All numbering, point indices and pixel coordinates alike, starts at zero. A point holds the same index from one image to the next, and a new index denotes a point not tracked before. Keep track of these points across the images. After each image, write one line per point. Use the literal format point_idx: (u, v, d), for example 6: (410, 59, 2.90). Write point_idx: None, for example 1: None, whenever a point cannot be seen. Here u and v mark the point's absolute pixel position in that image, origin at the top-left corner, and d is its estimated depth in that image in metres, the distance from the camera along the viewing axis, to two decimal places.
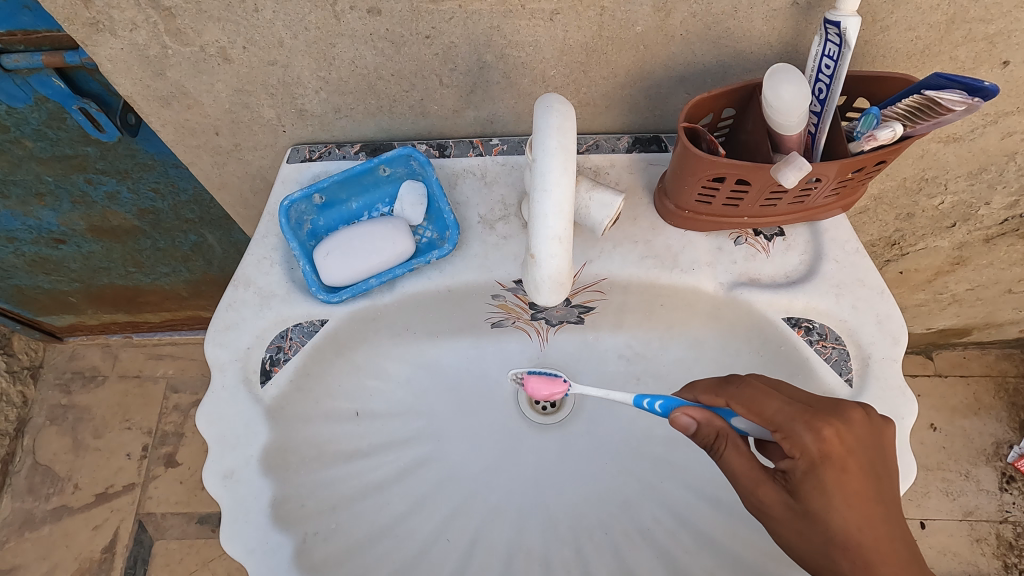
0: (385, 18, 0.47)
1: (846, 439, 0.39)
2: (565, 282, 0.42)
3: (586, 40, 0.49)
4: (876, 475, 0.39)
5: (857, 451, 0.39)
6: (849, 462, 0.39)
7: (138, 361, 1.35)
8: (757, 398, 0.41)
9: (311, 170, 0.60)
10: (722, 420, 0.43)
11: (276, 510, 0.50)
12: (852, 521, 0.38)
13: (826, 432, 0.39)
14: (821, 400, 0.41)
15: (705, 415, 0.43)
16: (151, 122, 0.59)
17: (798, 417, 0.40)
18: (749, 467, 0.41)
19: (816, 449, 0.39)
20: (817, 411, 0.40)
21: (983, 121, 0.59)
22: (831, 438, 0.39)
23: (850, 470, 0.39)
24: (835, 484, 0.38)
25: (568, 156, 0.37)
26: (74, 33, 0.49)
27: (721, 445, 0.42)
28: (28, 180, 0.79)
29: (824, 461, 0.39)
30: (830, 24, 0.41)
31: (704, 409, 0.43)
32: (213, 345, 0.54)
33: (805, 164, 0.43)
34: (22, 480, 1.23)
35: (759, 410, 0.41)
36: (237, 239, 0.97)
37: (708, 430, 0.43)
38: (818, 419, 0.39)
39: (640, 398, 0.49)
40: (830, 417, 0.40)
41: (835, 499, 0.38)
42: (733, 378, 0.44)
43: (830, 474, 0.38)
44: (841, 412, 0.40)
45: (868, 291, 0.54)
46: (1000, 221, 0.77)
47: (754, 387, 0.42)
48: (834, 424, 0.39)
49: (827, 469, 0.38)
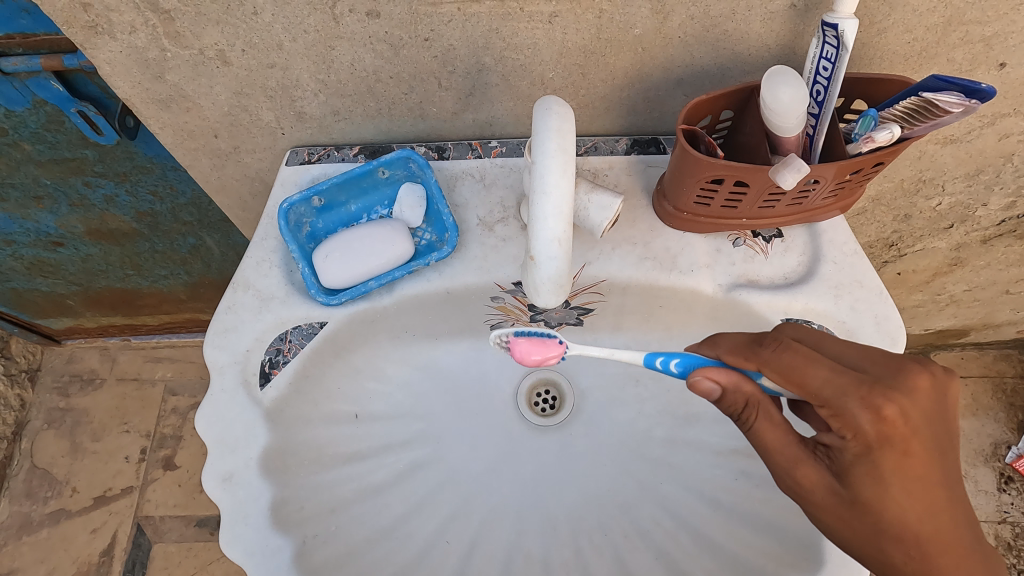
0: (383, 21, 0.47)
1: (910, 417, 0.37)
2: (565, 283, 0.42)
3: (584, 43, 0.49)
4: (940, 452, 0.38)
5: (922, 430, 0.37)
6: (911, 446, 0.37)
7: (136, 364, 1.34)
8: (800, 369, 0.38)
9: (310, 173, 0.60)
10: (751, 385, 0.41)
11: (276, 512, 0.50)
12: (912, 511, 0.37)
13: (887, 412, 0.36)
14: (878, 365, 0.38)
15: (732, 380, 0.41)
16: (150, 125, 0.59)
17: (852, 393, 0.37)
18: (784, 444, 0.40)
19: (874, 431, 0.37)
20: (875, 386, 0.37)
21: (980, 123, 0.59)
22: (893, 419, 0.36)
23: (913, 453, 0.37)
24: (895, 469, 0.37)
25: (566, 158, 0.37)
26: (73, 36, 0.49)
27: (751, 413, 0.41)
28: (26, 183, 0.79)
29: (883, 444, 0.36)
30: (828, 26, 0.41)
31: (733, 372, 0.41)
32: (212, 348, 0.54)
33: (803, 166, 0.43)
34: (20, 483, 1.23)
35: (802, 381, 0.38)
36: (236, 241, 0.97)
37: (735, 397, 0.41)
38: (877, 397, 0.37)
39: (653, 357, 0.46)
40: (890, 392, 0.37)
41: (894, 488, 0.37)
42: (765, 339, 0.42)
43: (889, 459, 0.37)
44: (904, 383, 0.37)
45: (867, 291, 0.54)
46: (997, 222, 0.78)
47: (796, 354, 0.39)
48: (896, 400, 0.37)
49: (886, 453, 0.36)
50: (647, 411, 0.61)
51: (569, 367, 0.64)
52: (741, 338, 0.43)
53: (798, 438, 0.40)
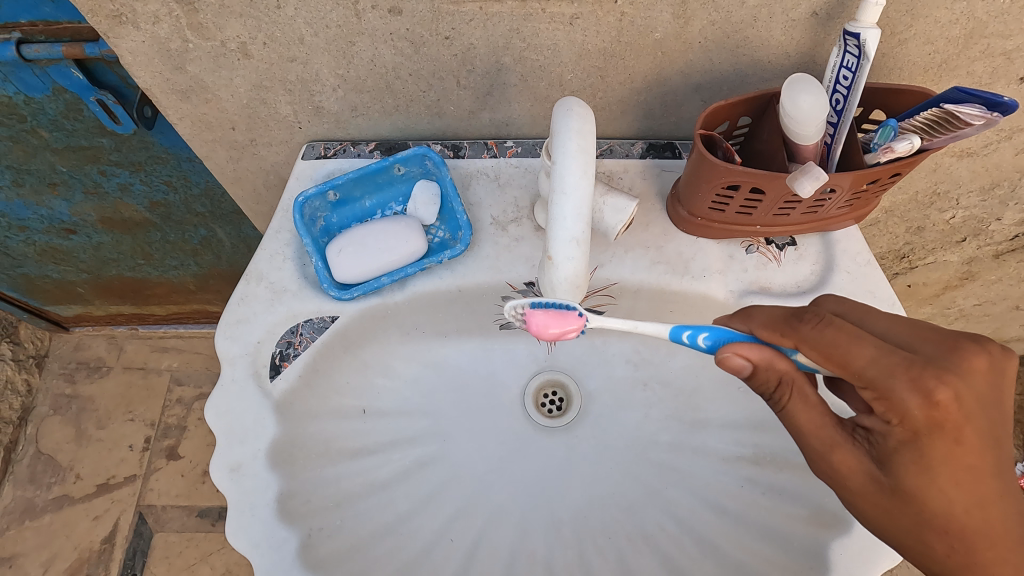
0: (405, 18, 0.47)
1: (965, 403, 0.35)
2: (582, 283, 0.42)
3: (604, 45, 0.50)
4: (995, 440, 0.36)
5: (976, 417, 0.36)
6: (964, 433, 0.35)
7: (143, 353, 1.35)
8: (843, 347, 0.37)
9: (326, 167, 0.60)
10: (785, 361, 0.39)
11: (283, 504, 0.50)
12: (959, 502, 0.36)
13: (940, 396, 0.35)
14: (930, 346, 0.37)
15: (765, 358, 0.40)
16: (169, 115, 0.59)
17: (900, 374, 0.36)
18: (817, 431, 0.39)
19: (924, 417, 0.35)
20: (928, 367, 0.36)
21: (997, 137, 0.59)
22: (946, 403, 0.35)
23: (965, 441, 0.36)
24: (945, 457, 0.36)
25: (587, 159, 0.38)
26: (97, 25, 0.49)
27: (784, 394, 0.40)
28: (42, 170, 0.79)
29: (933, 430, 0.35)
30: (850, 35, 0.41)
31: (766, 349, 0.40)
32: (224, 338, 0.55)
33: (821, 174, 0.43)
34: (24, 468, 1.24)
35: (845, 360, 0.37)
36: (246, 234, 0.97)
37: (768, 374, 0.40)
38: (929, 379, 0.35)
39: (678, 330, 0.44)
40: (944, 374, 0.35)
41: (942, 477, 0.36)
42: (805, 315, 0.40)
43: (939, 447, 0.35)
44: (959, 366, 0.36)
45: (879, 302, 0.54)
46: (1010, 237, 0.77)
47: (840, 332, 0.38)
48: (950, 383, 0.35)
49: (937, 440, 0.35)
50: (654, 415, 0.61)
51: (577, 368, 0.64)
52: (777, 313, 0.42)
53: (836, 423, 0.39)
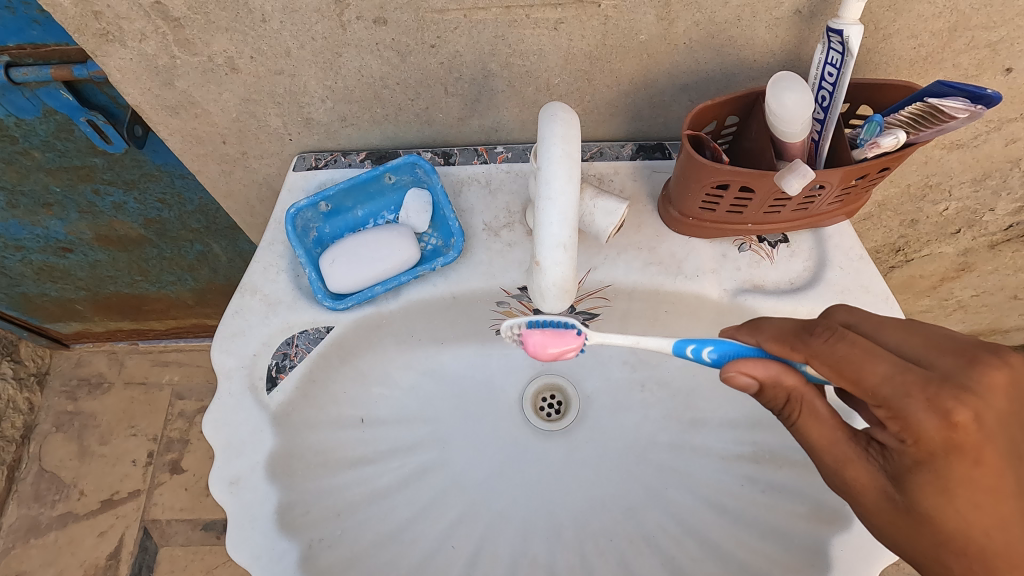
0: (391, 28, 0.47)
1: (985, 422, 0.35)
2: (570, 288, 0.42)
3: (589, 49, 0.50)
4: (1017, 458, 0.35)
5: (997, 436, 0.35)
6: (984, 454, 0.35)
7: (143, 368, 1.35)
8: (857, 363, 0.37)
9: (317, 178, 0.60)
10: (792, 378, 0.40)
11: (282, 516, 0.50)
12: (978, 523, 0.35)
13: (959, 417, 0.34)
14: (947, 360, 0.37)
15: (771, 374, 0.40)
16: (160, 131, 0.59)
17: (915, 394, 0.35)
18: (829, 442, 0.40)
19: (941, 438, 0.35)
20: (945, 386, 0.35)
21: (986, 128, 0.59)
22: (966, 424, 0.34)
23: (985, 461, 0.35)
24: (964, 477, 0.35)
25: (571, 163, 0.38)
26: (84, 44, 0.49)
27: (793, 411, 0.41)
28: (36, 190, 0.80)
29: (950, 452, 0.35)
30: (833, 32, 0.41)
31: (772, 366, 0.40)
32: (219, 353, 0.55)
33: (808, 171, 0.43)
34: (27, 486, 1.23)
35: (857, 377, 0.37)
36: (242, 248, 0.97)
37: (776, 393, 0.41)
38: (946, 398, 0.35)
39: (683, 344, 0.46)
40: (962, 393, 0.35)
41: (960, 498, 0.35)
42: (816, 328, 0.40)
43: (957, 467, 0.35)
44: (977, 384, 0.35)
45: (874, 297, 0.54)
46: (1004, 227, 0.77)
47: (852, 347, 0.38)
48: (969, 403, 0.35)
49: (957, 461, 0.35)
50: (652, 416, 0.61)
51: (574, 371, 0.64)
52: (787, 327, 0.42)
53: (847, 435, 0.39)
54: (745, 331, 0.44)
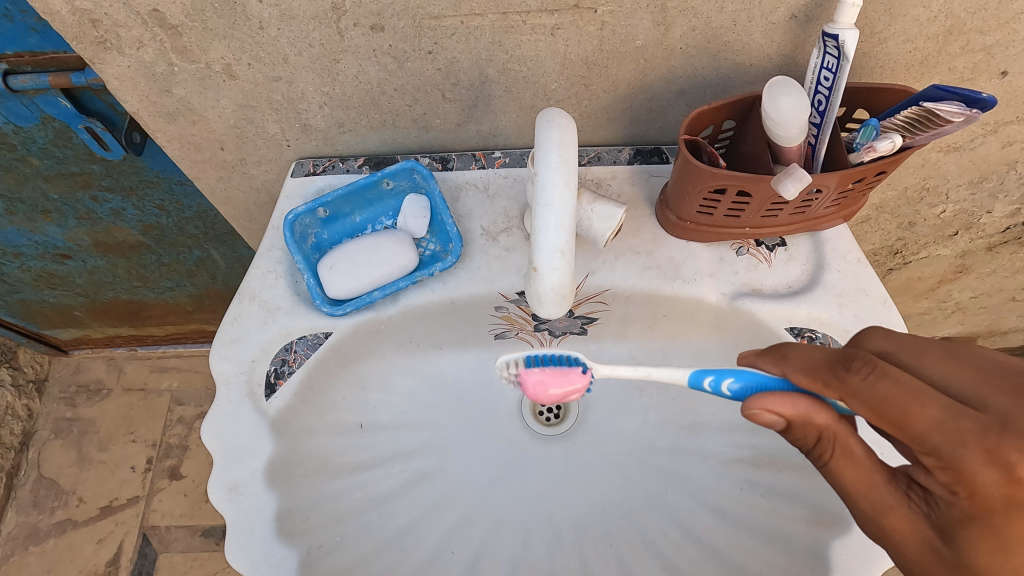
0: (388, 34, 0.47)
1: None
2: (568, 294, 0.42)
3: (586, 54, 0.50)
4: None
5: None
6: None
7: (142, 374, 1.35)
8: (905, 407, 0.34)
9: (315, 184, 0.61)
10: (823, 416, 0.38)
11: (281, 523, 0.50)
12: None
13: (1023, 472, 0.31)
14: (1003, 400, 0.33)
15: (800, 412, 0.38)
16: (157, 138, 0.59)
17: (972, 444, 0.32)
18: (864, 484, 0.38)
19: (1000, 493, 0.32)
20: (1006, 435, 0.32)
21: (983, 131, 0.59)
22: None
23: None
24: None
25: (569, 169, 0.38)
26: (82, 52, 0.49)
27: (825, 450, 0.38)
28: (34, 198, 0.80)
29: (1009, 508, 0.32)
30: (828, 36, 0.41)
31: (801, 402, 0.38)
32: (218, 359, 0.55)
33: (805, 175, 0.43)
34: (26, 493, 1.23)
35: (904, 424, 0.34)
36: (241, 253, 0.97)
37: (807, 431, 0.38)
38: (1009, 450, 0.32)
39: (701, 376, 0.45)
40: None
41: (1018, 558, 0.32)
42: (853, 360, 0.36)
43: (1016, 524, 0.32)
44: None
45: (871, 300, 0.54)
46: (1001, 229, 0.77)
47: (897, 387, 0.34)
48: None
49: (1016, 518, 0.32)
50: (652, 420, 0.61)
51: None
52: (816, 358, 0.38)
53: (884, 477, 0.38)
54: (769, 361, 0.42)
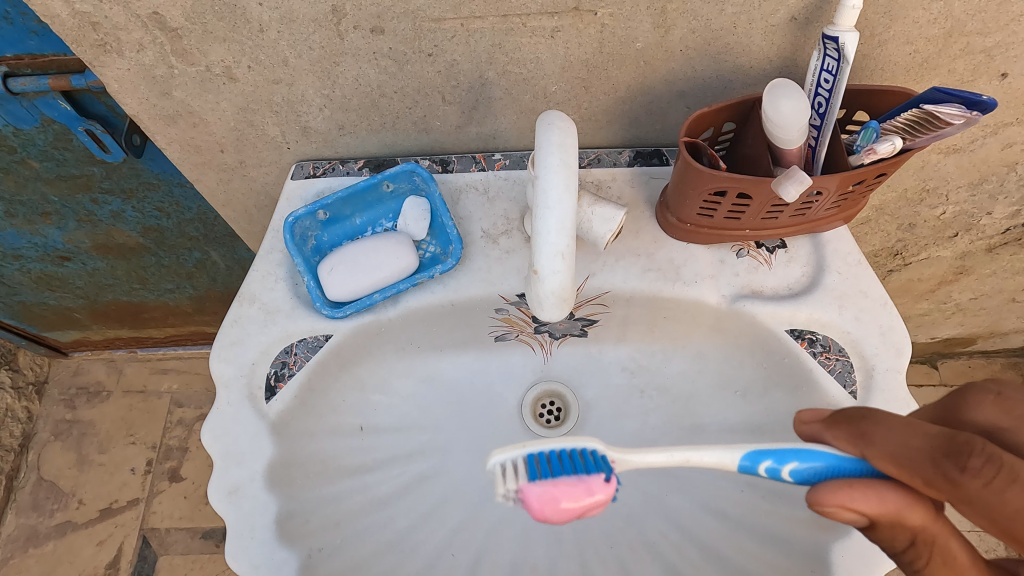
0: (388, 37, 0.47)
1: None
2: (569, 297, 0.42)
3: (586, 57, 0.50)
4: None
5: None
6: None
7: (142, 376, 1.35)
8: None
9: (315, 187, 0.60)
10: (920, 514, 0.33)
11: (281, 526, 0.50)
12: None
13: None
14: None
15: (891, 510, 0.34)
16: (157, 140, 0.59)
17: None
18: None
19: None
20: None
21: (983, 133, 0.59)
22: None
23: None
24: None
25: (569, 172, 0.38)
26: (82, 55, 0.49)
27: (920, 552, 0.34)
28: (34, 200, 0.80)
29: None
30: (828, 39, 0.41)
31: (891, 501, 0.34)
32: (218, 361, 0.55)
33: (806, 178, 0.43)
34: (26, 496, 1.23)
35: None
36: (241, 255, 0.97)
37: (898, 531, 0.34)
38: None
39: (756, 461, 0.40)
40: None
41: None
42: (968, 453, 0.31)
43: None
44: None
45: (872, 302, 0.54)
46: (1001, 230, 0.77)
47: None
48: None
49: None
50: (652, 422, 0.61)
51: (573, 378, 0.63)
52: (917, 446, 0.33)
53: None
54: (853, 440, 0.37)
